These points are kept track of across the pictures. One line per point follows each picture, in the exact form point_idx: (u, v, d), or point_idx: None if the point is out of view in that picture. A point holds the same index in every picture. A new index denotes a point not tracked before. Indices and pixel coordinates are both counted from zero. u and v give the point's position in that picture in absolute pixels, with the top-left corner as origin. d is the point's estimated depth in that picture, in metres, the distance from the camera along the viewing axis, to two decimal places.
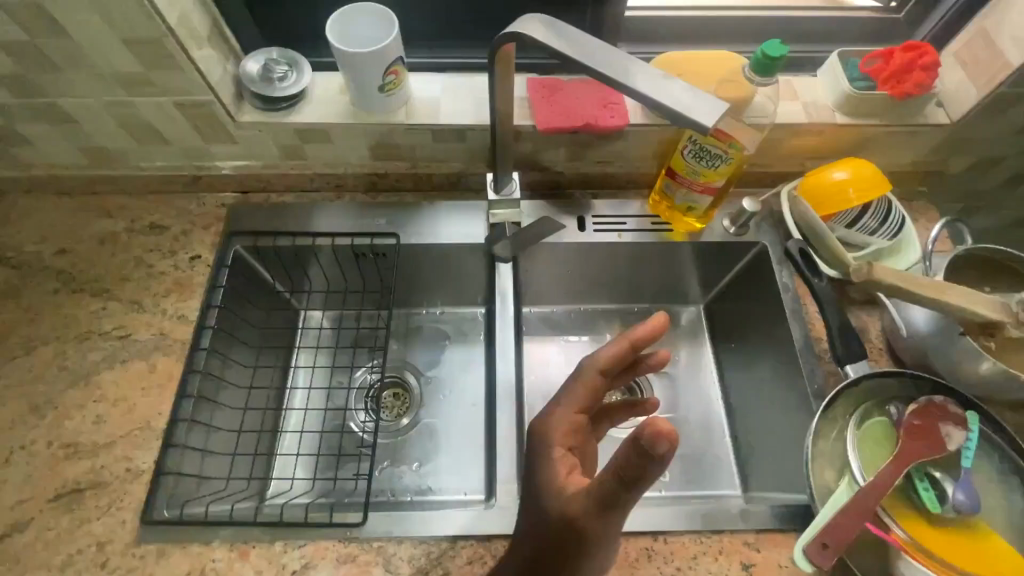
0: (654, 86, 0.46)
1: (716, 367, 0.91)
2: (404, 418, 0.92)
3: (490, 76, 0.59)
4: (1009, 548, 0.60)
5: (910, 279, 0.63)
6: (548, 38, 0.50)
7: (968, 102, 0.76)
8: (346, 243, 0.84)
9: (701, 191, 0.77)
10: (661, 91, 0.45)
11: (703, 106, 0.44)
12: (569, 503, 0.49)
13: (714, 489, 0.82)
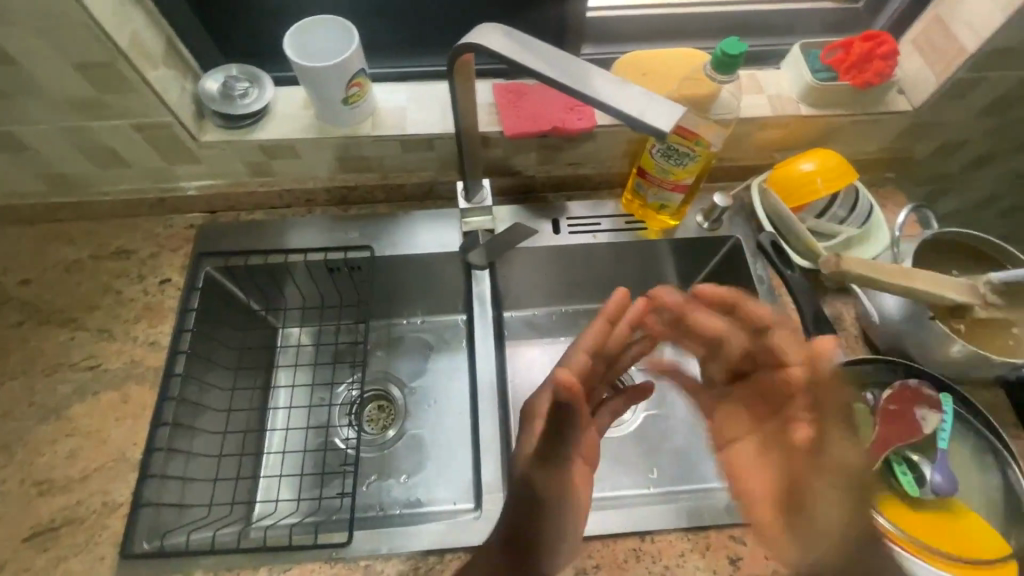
0: (612, 92, 0.45)
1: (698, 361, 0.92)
2: (389, 430, 0.91)
3: (451, 87, 0.59)
4: (986, 525, 0.62)
5: (880, 268, 0.64)
6: (505, 49, 0.49)
7: (928, 89, 0.77)
8: (319, 258, 0.82)
9: (673, 189, 0.77)
10: (618, 94, 0.45)
11: (659, 109, 0.44)
12: None
13: (701, 483, 0.82)
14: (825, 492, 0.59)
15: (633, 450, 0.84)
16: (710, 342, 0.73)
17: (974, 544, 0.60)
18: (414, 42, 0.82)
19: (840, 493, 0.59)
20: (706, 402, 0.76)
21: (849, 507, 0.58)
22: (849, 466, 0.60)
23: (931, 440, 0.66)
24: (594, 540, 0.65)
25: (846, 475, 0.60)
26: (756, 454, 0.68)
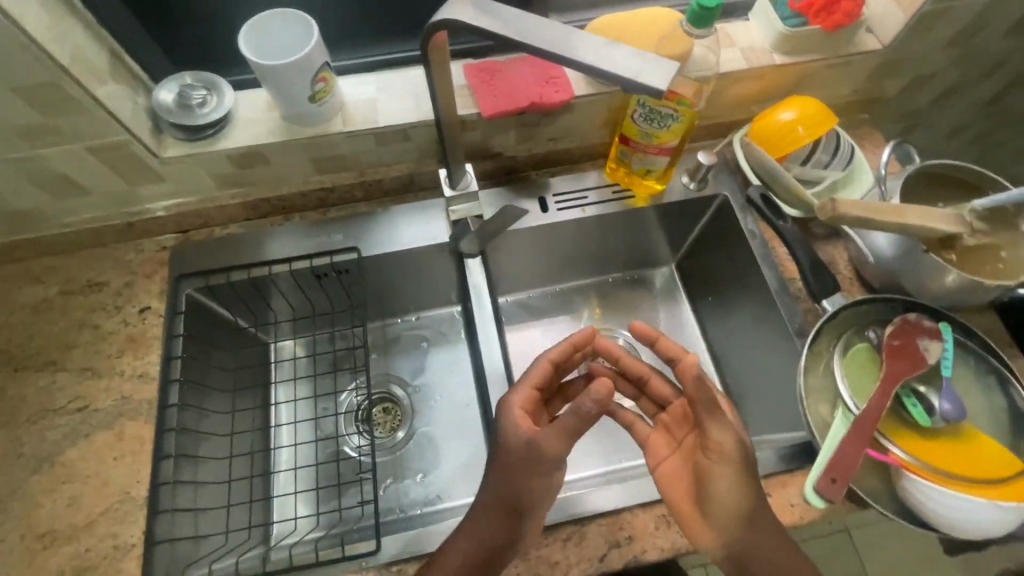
0: (597, 55, 0.43)
1: (699, 322, 0.92)
2: (398, 432, 0.91)
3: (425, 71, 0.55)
4: (997, 444, 0.63)
5: (874, 209, 0.63)
6: (489, 19, 0.46)
7: (897, 25, 0.77)
8: (304, 266, 0.79)
9: (657, 153, 0.76)
10: (605, 53, 0.42)
11: (649, 67, 0.41)
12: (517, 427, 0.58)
13: None
14: (721, 477, 0.55)
15: None
16: (638, 382, 0.71)
17: (985, 462, 0.61)
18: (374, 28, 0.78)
19: (733, 472, 0.55)
20: (639, 429, 0.68)
21: (749, 488, 0.55)
22: (728, 451, 0.55)
23: (935, 369, 0.67)
24: (623, 512, 0.64)
25: (730, 460, 0.55)
26: (682, 465, 0.61)
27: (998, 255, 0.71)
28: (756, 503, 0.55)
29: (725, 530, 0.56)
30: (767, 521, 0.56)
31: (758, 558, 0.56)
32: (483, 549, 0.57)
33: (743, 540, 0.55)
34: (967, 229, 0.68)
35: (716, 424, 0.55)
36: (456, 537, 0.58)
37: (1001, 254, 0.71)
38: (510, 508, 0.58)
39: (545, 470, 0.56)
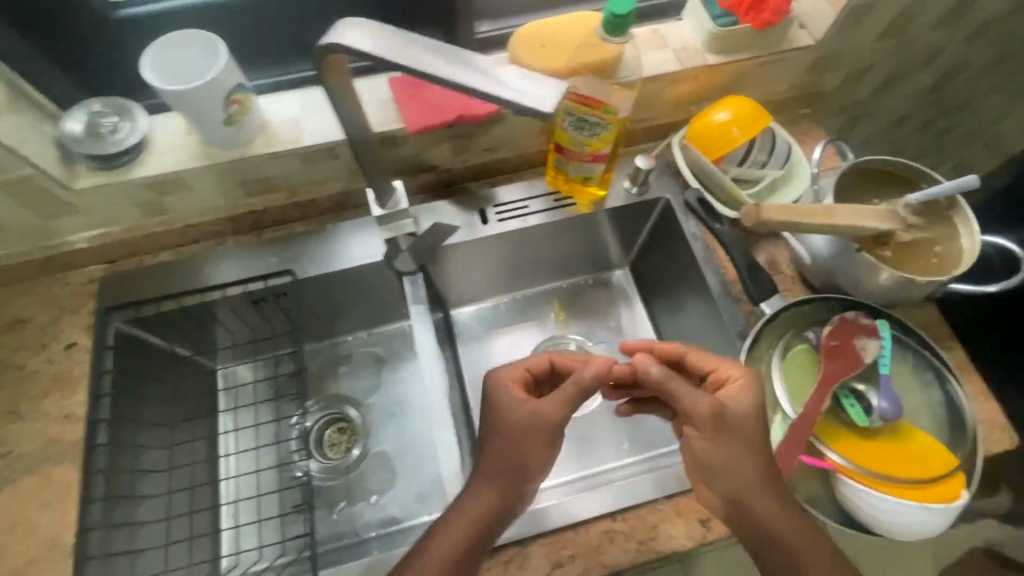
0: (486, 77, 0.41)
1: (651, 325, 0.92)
2: (352, 450, 0.90)
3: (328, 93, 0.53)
4: (933, 440, 0.63)
5: (800, 211, 0.63)
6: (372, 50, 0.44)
7: (827, 20, 0.76)
8: (239, 292, 0.77)
9: (592, 160, 0.74)
10: (491, 76, 0.41)
11: (535, 90, 0.40)
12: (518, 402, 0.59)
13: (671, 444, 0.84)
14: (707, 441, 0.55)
15: (601, 425, 0.85)
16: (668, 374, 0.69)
17: (923, 460, 0.62)
18: (292, 43, 0.74)
19: (720, 435, 0.55)
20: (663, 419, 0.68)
21: (743, 454, 0.55)
22: (716, 415, 0.55)
23: (873, 367, 0.68)
24: (567, 530, 0.64)
25: (722, 423, 0.55)
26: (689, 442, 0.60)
27: (933, 249, 0.71)
28: (758, 464, 0.55)
29: (731, 494, 0.55)
30: (773, 485, 0.55)
31: (760, 522, 0.55)
32: (479, 523, 0.56)
33: (751, 499, 0.55)
34: (900, 225, 0.68)
35: (687, 391, 0.56)
36: (450, 514, 0.57)
37: (935, 248, 0.71)
38: (510, 480, 0.57)
39: (541, 438, 0.58)
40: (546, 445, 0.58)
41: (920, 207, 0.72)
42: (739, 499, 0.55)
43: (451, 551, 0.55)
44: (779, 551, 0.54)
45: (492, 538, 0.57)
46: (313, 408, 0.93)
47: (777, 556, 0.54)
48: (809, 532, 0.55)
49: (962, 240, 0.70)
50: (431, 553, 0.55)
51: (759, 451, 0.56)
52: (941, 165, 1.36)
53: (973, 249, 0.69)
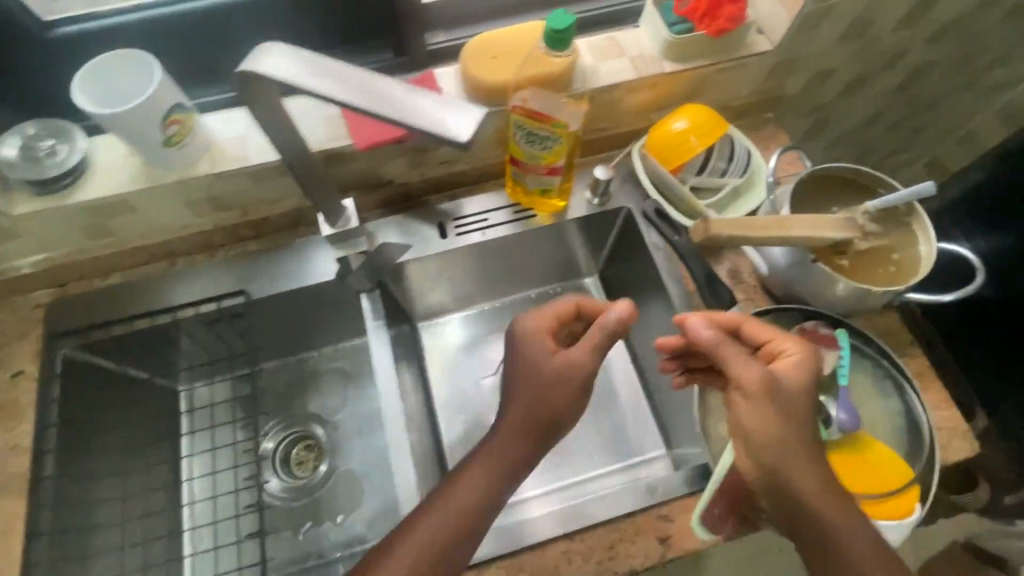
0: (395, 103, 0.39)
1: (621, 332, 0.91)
2: (320, 466, 0.89)
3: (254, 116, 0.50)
4: (889, 450, 0.63)
5: (748, 223, 0.63)
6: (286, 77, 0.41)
7: (783, 25, 0.75)
8: (191, 314, 0.76)
9: (548, 174, 0.73)
10: (404, 105, 0.39)
11: (451, 118, 0.38)
12: (551, 353, 0.61)
13: (641, 455, 0.83)
14: (750, 411, 0.52)
15: (568, 437, 0.84)
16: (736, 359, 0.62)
17: (879, 471, 0.61)
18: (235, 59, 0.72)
19: (767, 406, 0.52)
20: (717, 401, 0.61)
21: (791, 424, 0.52)
22: (762, 384, 0.52)
23: (833, 377, 0.67)
24: (524, 551, 0.63)
25: (769, 393, 0.52)
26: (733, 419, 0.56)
27: (891, 256, 0.70)
28: (803, 435, 0.52)
29: (768, 463, 0.52)
30: (816, 457, 0.52)
31: (801, 497, 0.51)
32: (496, 474, 0.57)
33: (793, 472, 0.51)
34: (857, 234, 0.68)
35: (742, 360, 0.53)
36: (469, 462, 0.58)
37: (893, 255, 0.70)
38: (532, 430, 0.59)
39: (568, 389, 0.59)
40: (573, 398, 0.60)
41: (878, 214, 0.71)
42: (775, 470, 0.52)
43: (460, 499, 0.55)
44: (813, 527, 0.51)
45: (506, 492, 0.58)
46: (277, 427, 0.91)
47: (807, 530, 0.51)
48: (852, 517, 0.51)
49: (920, 246, 0.70)
50: (440, 497, 0.56)
51: (804, 421, 0.53)
52: (915, 162, 1.35)
53: (929, 256, 0.68)
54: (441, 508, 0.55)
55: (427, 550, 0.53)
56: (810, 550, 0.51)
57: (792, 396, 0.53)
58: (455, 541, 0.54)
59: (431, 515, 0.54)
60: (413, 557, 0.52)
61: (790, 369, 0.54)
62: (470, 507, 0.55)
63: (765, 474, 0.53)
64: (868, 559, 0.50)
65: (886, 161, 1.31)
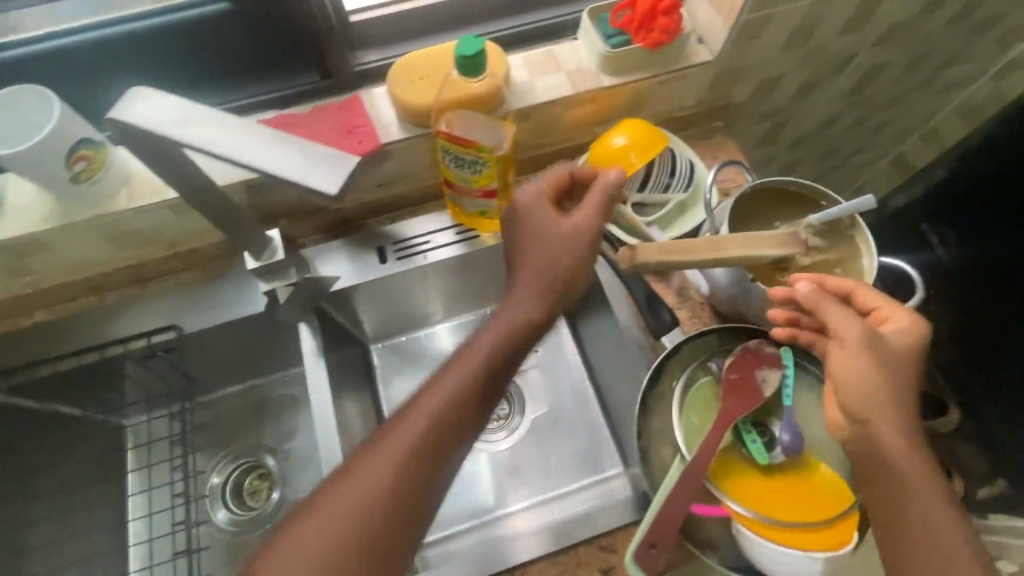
0: (264, 152, 0.38)
1: (580, 345, 0.90)
2: (274, 494, 0.84)
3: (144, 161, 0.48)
4: (832, 474, 0.62)
5: (681, 247, 0.61)
6: (152, 123, 0.39)
7: (720, 35, 0.73)
8: (119, 351, 0.73)
9: (484, 196, 0.70)
10: (268, 149, 0.38)
11: (321, 168, 0.37)
12: (556, 220, 0.60)
13: (598, 474, 0.82)
14: (837, 355, 0.54)
15: (525, 457, 0.84)
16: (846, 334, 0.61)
17: (821, 498, 0.60)
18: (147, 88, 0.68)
19: (863, 360, 0.53)
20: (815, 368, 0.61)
21: (886, 382, 0.53)
22: (859, 339, 0.53)
23: (778, 397, 0.67)
24: None
25: (865, 349, 0.53)
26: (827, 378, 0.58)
27: (834, 270, 0.69)
28: (895, 394, 0.53)
29: (857, 414, 0.53)
30: (901, 406, 0.53)
31: (887, 455, 0.52)
32: (496, 355, 0.55)
33: (882, 429, 0.52)
34: (798, 250, 0.66)
35: (841, 307, 0.56)
36: (470, 347, 0.56)
37: (836, 269, 0.68)
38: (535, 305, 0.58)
39: (571, 255, 0.59)
40: (573, 267, 0.59)
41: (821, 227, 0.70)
42: (861, 421, 0.53)
43: (459, 380, 0.53)
44: (886, 474, 0.52)
45: (508, 374, 0.57)
46: (225, 459, 0.85)
47: (881, 481, 0.52)
48: (923, 469, 0.52)
49: (863, 260, 0.68)
50: (440, 381, 0.53)
51: (901, 382, 0.54)
52: (881, 160, 1.34)
53: (872, 271, 0.67)
54: (441, 391, 0.53)
55: (429, 433, 0.51)
56: (882, 503, 0.52)
57: (886, 361, 0.53)
58: (456, 421, 0.52)
59: (433, 398, 0.52)
60: (415, 438, 0.50)
61: (892, 331, 0.55)
62: (470, 388, 0.53)
63: (857, 432, 0.54)
64: (935, 514, 0.50)
65: (850, 160, 1.30)
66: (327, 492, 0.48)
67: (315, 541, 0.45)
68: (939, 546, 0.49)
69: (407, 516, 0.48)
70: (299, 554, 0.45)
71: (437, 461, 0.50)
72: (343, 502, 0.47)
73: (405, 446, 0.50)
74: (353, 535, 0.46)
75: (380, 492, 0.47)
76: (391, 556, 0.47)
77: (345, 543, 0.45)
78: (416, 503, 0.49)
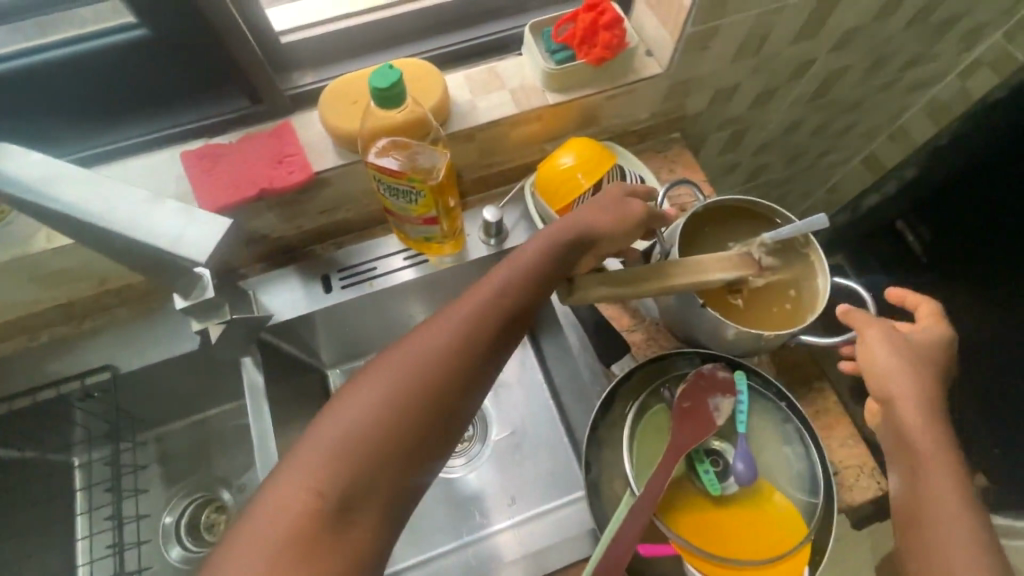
0: (136, 215, 0.41)
1: (541, 365, 0.88)
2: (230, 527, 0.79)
3: (41, 220, 0.44)
4: (786, 505, 0.60)
5: (622, 279, 0.60)
6: (12, 180, 0.40)
7: (668, 48, 0.71)
8: (51, 395, 0.70)
9: (425, 223, 0.68)
10: (133, 217, 0.41)
11: (197, 234, 0.42)
12: (616, 204, 0.61)
13: (562, 497, 0.80)
14: (861, 344, 0.60)
15: (485, 484, 0.81)
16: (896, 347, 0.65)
17: (770, 530, 0.59)
18: (61, 119, 0.64)
19: (891, 351, 0.58)
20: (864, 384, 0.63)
21: (913, 369, 0.57)
22: (886, 334, 0.59)
23: (732, 423, 0.65)
24: None
25: (891, 340, 0.58)
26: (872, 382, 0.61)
27: (788, 291, 0.66)
28: (925, 384, 0.56)
29: (880, 395, 0.58)
30: (925, 389, 0.56)
31: (911, 436, 0.55)
32: (511, 287, 0.53)
33: (908, 411, 0.56)
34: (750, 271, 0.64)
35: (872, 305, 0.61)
36: (489, 275, 0.54)
37: (789, 290, 0.66)
38: (561, 240, 0.57)
39: (611, 224, 0.60)
40: (613, 240, 0.60)
41: (774, 246, 0.68)
42: (886, 402, 0.57)
43: (471, 316, 0.50)
44: (904, 453, 0.55)
45: (527, 309, 0.54)
46: (177, 495, 0.80)
47: (901, 461, 0.56)
48: (945, 453, 0.54)
49: (817, 280, 0.66)
50: (457, 303, 0.51)
51: (929, 373, 0.57)
52: (852, 160, 1.32)
53: (825, 292, 0.65)
54: (460, 311, 0.51)
55: (444, 351, 0.48)
56: (899, 485, 0.55)
57: (914, 354, 0.58)
58: (477, 341, 0.49)
59: (450, 318, 0.50)
60: (426, 357, 0.47)
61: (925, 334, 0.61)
62: (491, 311, 0.51)
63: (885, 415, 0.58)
64: (957, 496, 0.52)
65: (820, 161, 1.28)
66: (334, 405, 0.45)
67: (321, 447, 0.42)
68: (947, 521, 0.51)
69: (418, 432, 0.45)
70: (303, 463, 0.42)
71: (441, 401, 0.46)
72: (351, 408, 0.44)
73: (420, 360, 0.47)
74: (359, 445, 0.43)
75: (387, 407, 0.44)
76: (372, 477, 0.42)
77: (355, 450, 0.42)
78: (429, 421, 0.45)
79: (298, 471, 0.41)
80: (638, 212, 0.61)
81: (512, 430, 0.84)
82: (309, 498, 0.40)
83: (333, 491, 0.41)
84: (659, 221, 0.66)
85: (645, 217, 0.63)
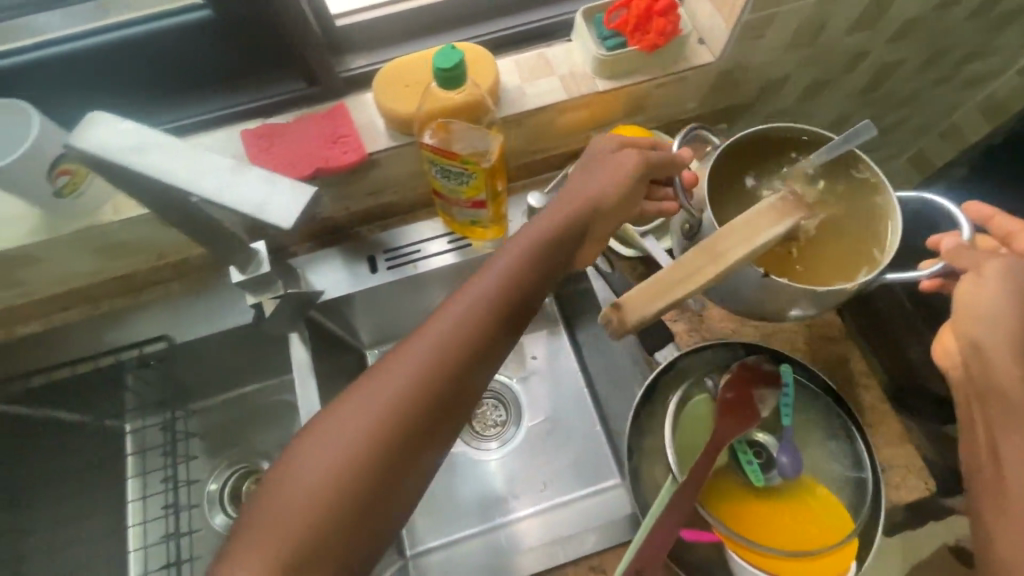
0: (224, 183, 0.43)
1: (577, 353, 0.88)
2: None
3: (119, 184, 0.46)
4: (832, 499, 0.60)
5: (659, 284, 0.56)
6: (104, 149, 0.42)
7: (721, 37, 0.70)
8: (110, 361, 0.73)
9: (473, 207, 0.69)
10: (221, 183, 0.42)
11: (281, 202, 0.42)
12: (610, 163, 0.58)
13: (597, 484, 0.80)
14: (962, 285, 0.50)
15: (519, 467, 0.82)
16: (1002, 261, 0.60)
17: (814, 525, 0.58)
18: (129, 99, 0.67)
19: (998, 291, 0.48)
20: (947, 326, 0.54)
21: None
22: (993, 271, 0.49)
23: (776, 415, 0.64)
24: None
25: (999, 276, 0.48)
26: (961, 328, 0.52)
27: (844, 227, 0.60)
28: None
29: (967, 339, 0.49)
30: None
31: (998, 391, 0.47)
32: (516, 271, 0.52)
33: (1000, 363, 0.47)
34: (801, 214, 0.57)
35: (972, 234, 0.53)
36: (494, 260, 0.53)
37: (852, 219, 0.60)
38: (559, 229, 0.55)
39: (609, 182, 0.57)
40: (610, 200, 0.57)
41: (816, 174, 0.62)
42: (975, 348, 0.48)
43: (477, 302, 0.50)
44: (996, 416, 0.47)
45: (534, 294, 0.53)
46: (221, 465, 0.84)
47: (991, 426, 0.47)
48: None
49: (875, 195, 0.60)
50: (465, 290, 0.51)
51: None
52: (899, 157, 1.28)
53: (894, 209, 0.58)
54: (461, 304, 0.50)
55: (448, 340, 0.47)
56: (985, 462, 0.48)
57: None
58: (471, 342, 0.48)
59: (457, 306, 0.50)
60: (431, 346, 0.47)
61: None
62: (500, 297, 0.51)
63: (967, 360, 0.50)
64: None
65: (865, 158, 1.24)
66: (345, 397, 0.45)
67: (325, 448, 0.42)
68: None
69: (427, 421, 0.45)
70: (315, 454, 0.42)
71: (445, 389, 0.46)
72: (363, 397, 0.44)
73: (431, 346, 0.47)
74: (369, 436, 0.43)
75: (396, 398, 0.44)
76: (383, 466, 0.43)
77: (367, 438, 0.43)
78: (438, 408, 0.46)
79: (303, 474, 0.42)
80: (632, 164, 0.57)
81: (547, 415, 0.85)
82: (322, 488, 0.41)
83: (344, 480, 0.42)
84: (663, 169, 0.60)
85: (646, 166, 0.58)
